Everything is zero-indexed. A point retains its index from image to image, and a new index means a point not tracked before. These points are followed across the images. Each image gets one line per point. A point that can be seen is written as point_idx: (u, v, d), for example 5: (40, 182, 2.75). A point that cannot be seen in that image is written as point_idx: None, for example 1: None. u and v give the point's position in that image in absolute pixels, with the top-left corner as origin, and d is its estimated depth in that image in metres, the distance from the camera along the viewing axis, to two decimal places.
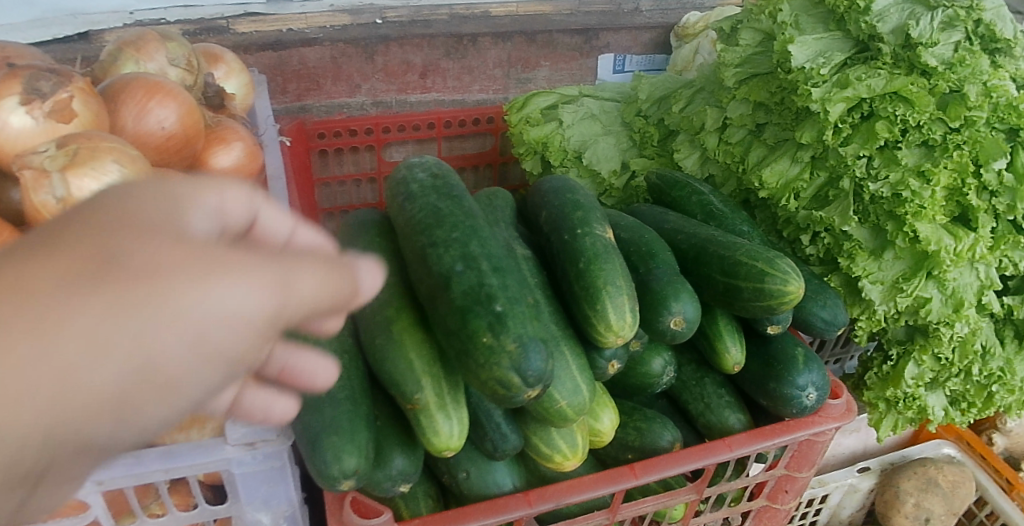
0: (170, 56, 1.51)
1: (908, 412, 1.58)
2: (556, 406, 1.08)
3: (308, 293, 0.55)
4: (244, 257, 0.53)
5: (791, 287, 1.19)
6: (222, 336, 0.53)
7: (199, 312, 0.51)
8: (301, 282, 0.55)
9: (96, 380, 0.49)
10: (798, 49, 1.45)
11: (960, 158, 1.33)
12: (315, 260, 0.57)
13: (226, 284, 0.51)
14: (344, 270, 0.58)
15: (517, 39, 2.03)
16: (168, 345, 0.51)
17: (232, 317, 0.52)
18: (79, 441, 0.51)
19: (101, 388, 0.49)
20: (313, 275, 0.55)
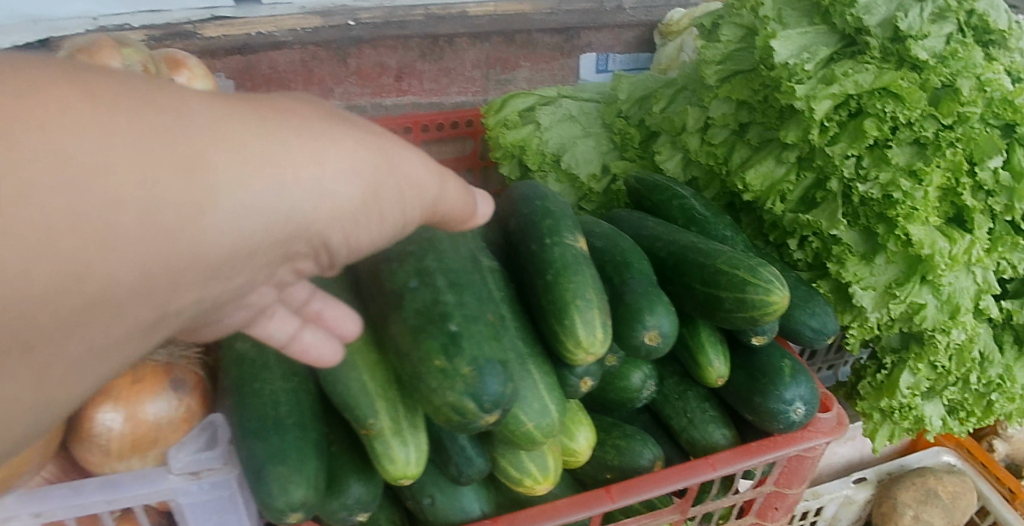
0: (125, 62, 1.45)
1: (904, 422, 1.51)
2: (522, 429, 1.02)
3: (464, 205, 0.77)
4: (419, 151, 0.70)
5: (774, 297, 1.12)
6: (406, 199, 0.69)
7: (404, 166, 0.67)
8: (451, 186, 0.75)
9: (336, 190, 0.60)
10: (781, 44, 1.38)
11: (954, 156, 1.26)
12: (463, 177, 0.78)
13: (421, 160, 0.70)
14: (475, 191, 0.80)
15: (495, 39, 1.97)
16: (378, 181, 0.64)
17: (416, 183, 0.69)
18: (297, 242, 0.61)
19: (335, 199, 0.60)
20: (457, 183, 0.75)
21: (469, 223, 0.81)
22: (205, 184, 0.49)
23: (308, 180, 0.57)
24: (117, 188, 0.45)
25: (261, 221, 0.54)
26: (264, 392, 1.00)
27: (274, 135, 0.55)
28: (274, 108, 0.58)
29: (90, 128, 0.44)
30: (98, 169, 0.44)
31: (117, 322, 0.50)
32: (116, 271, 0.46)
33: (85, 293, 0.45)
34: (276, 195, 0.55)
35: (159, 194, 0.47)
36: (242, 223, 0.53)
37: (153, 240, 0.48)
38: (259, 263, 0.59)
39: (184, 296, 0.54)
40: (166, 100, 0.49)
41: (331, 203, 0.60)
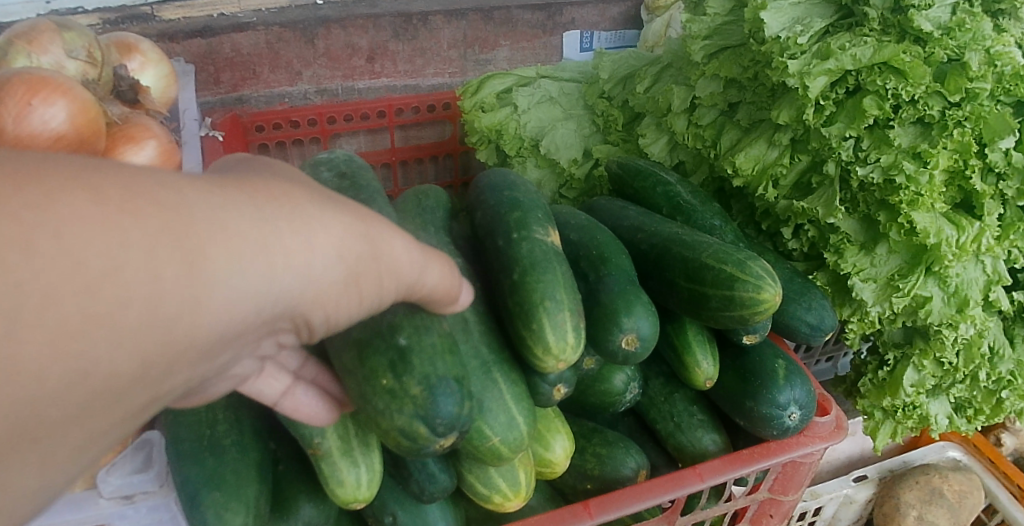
0: (67, 47, 1.35)
1: (908, 421, 1.42)
2: (488, 445, 0.92)
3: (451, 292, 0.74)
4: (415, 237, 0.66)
5: (766, 294, 1.03)
6: (392, 281, 0.64)
7: (399, 251, 0.63)
8: (443, 271, 0.71)
9: (326, 278, 0.56)
10: (772, 16, 1.26)
11: (962, 137, 1.16)
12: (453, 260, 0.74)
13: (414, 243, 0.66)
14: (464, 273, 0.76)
15: (472, 17, 1.86)
16: (369, 269, 0.60)
17: (408, 269, 0.65)
18: (285, 321, 0.56)
19: (323, 287, 0.56)
20: (443, 265, 0.70)
21: (453, 305, 0.76)
22: (202, 278, 0.45)
23: (299, 269, 0.52)
24: (123, 289, 0.41)
25: (248, 311, 0.50)
26: (201, 409, 0.91)
27: (267, 217, 0.50)
28: (262, 185, 0.53)
29: (68, 226, 0.38)
30: (98, 276, 0.39)
31: (114, 412, 0.45)
32: (118, 364, 0.42)
33: (79, 389, 0.41)
34: (264, 288, 0.50)
35: (147, 294, 0.42)
36: (232, 313, 0.48)
37: (135, 344, 0.43)
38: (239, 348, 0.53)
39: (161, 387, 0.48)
40: (154, 188, 0.43)
41: (320, 290, 0.56)
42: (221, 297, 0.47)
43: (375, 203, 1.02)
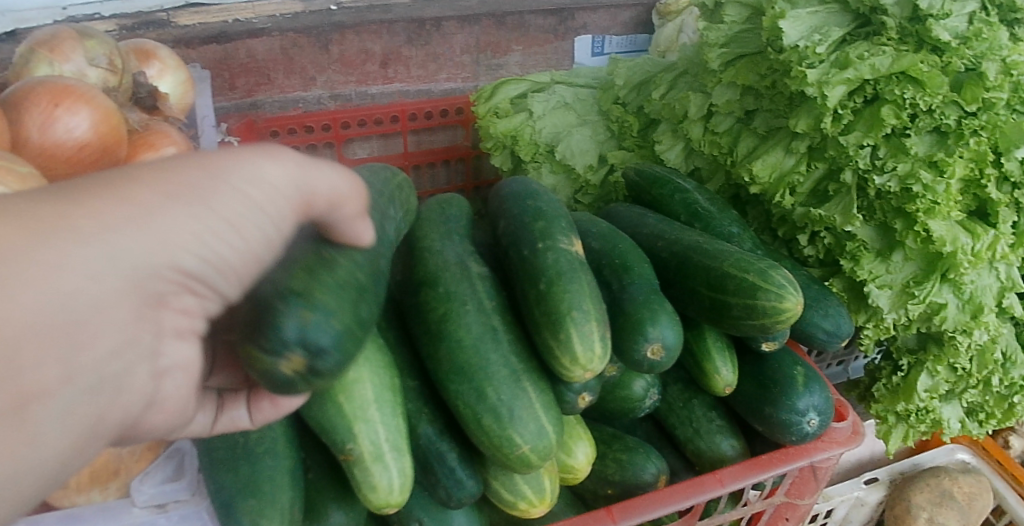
0: (88, 55, 1.36)
1: (921, 425, 1.43)
2: (517, 452, 0.93)
3: (348, 210, 0.71)
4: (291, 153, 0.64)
5: (788, 303, 1.05)
6: (279, 203, 0.63)
7: (281, 180, 0.62)
8: (336, 182, 0.68)
9: (222, 240, 0.59)
10: (790, 25, 1.28)
11: (978, 145, 1.17)
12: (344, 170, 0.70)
13: (292, 161, 0.63)
14: (359, 182, 0.72)
15: (485, 22, 1.86)
16: (258, 215, 0.61)
17: (298, 190, 0.64)
18: (163, 289, 0.56)
19: (223, 250, 0.60)
20: (327, 164, 0.67)
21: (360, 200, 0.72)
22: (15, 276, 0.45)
23: (191, 243, 0.56)
24: None
25: (156, 292, 0.55)
26: None
27: (69, 197, 0.50)
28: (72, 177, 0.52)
29: None
30: None
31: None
32: None
33: None
34: (98, 264, 0.49)
35: None
36: (71, 301, 0.48)
37: None
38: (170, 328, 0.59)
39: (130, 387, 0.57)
40: None
41: (217, 253, 0.59)
42: (128, 292, 0.52)
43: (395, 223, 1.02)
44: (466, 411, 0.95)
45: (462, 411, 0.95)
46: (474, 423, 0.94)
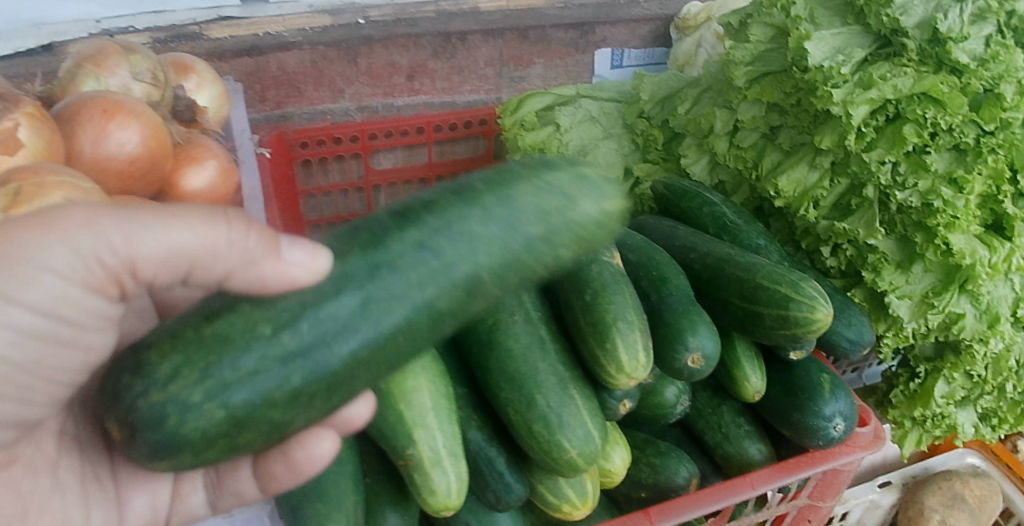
0: (133, 69, 1.39)
1: (936, 430, 1.48)
2: (566, 457, 0.97)
3: (231, 253, 0.71)
4: (105, 216, 0.67)
5: (819, 314, 1.09)
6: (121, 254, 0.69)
7: (96, 250, 0.68)
8: (184, 239, 0.69)
9: (74, 295, 0.71)
10: (815, 46, 1.35)
11: (995, 163, 1.23)
12: (195, 218, 0.70)
13: (115, 228, 0.67)
14: (250, 235, 0.71)
15: (508, 36, 1.91)
16: (92, 277, 0.70)
17: (126, 257, 0.69)
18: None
19: (81, 298, 0.72)
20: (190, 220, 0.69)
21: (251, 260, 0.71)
22: None
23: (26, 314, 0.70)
24: None
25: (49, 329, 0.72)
26: None
27: None
28: None
29: None
30: None
31: None
32: None
33: None
34: None
35: None
36: None
37: None
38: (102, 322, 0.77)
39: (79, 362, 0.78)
40: None
41: (77, 302, 0.72)
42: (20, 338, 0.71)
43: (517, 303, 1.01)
44: (516, 417, 0.99)
45: (512, 417, 1.00)
46: (524, 429, 0.99)
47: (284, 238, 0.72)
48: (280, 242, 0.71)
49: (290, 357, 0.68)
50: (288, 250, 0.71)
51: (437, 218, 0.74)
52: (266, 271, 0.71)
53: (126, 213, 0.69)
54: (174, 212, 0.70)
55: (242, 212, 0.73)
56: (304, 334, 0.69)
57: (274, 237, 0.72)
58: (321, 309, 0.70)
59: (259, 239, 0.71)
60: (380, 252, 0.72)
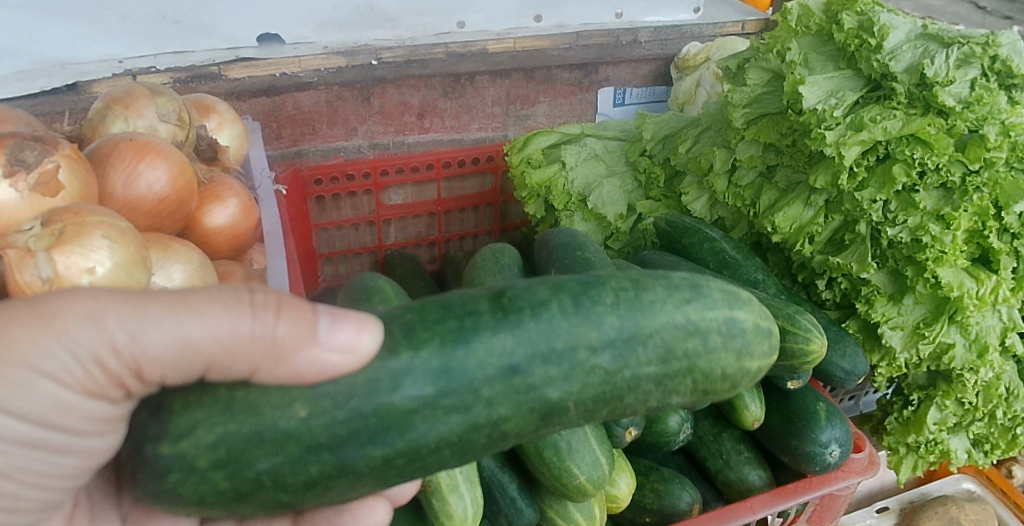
0: (160, 111, 1.44)
1: (930, 456, 1.53)
2: (574, 482, 1.03)
3: (261, 346, 0.70)
4: (111, 312, 0.68)
5: (814, 346, 1.15)
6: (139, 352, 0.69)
7: (97, 348, 0.68)
8: (201, 339, 0.69)
9: (70, 399, 0.72)
10: (809, 90, 1.45)
11: (980, 201, 1.30)
12: (213, 309, 0.69)
13: (119, 324, 0.68)
14: (268, 325, 0.70)
15: (515, 76, 2.01)
16: (90, 379, 0.71)
17: (131, 356, 0.69)
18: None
19: (77, 403, 0.72)
20: (211, 312, 0.69)
21: (272, 349, 0.71)
22: None
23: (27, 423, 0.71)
24: None
25: (46, 437, 0.73)
26: None
27: None
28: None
29: None
30: None
31: None
32: None
33: None
34: None
35: None
36: None
37: None
38: (103, 427, 0.75)
39: (78, 468, 0.77)
40: None
41: (74, 408, 0.72)
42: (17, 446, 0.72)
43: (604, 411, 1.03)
44: (528, 444, 1.04)
45: (524, 445, 1.05)
46: (536, 456, 1.04)
47: (321, 321, 0.72)
48: (318, 328, 0.71)
49: (317, 448, 0.74)
50: (328, 334, 0.72)
51: (536, 327, 0.80)
52: (300, 361, 0.72)
53: (136, 306, 0.69)
54: (190, 304, 0.69)
55: (271, 296, 0.72)
56: (341, 429, 0.74)
57: (310, 322, 0.72)
58: (365, 407, 0.75)
59: (290, 329, 0.71)
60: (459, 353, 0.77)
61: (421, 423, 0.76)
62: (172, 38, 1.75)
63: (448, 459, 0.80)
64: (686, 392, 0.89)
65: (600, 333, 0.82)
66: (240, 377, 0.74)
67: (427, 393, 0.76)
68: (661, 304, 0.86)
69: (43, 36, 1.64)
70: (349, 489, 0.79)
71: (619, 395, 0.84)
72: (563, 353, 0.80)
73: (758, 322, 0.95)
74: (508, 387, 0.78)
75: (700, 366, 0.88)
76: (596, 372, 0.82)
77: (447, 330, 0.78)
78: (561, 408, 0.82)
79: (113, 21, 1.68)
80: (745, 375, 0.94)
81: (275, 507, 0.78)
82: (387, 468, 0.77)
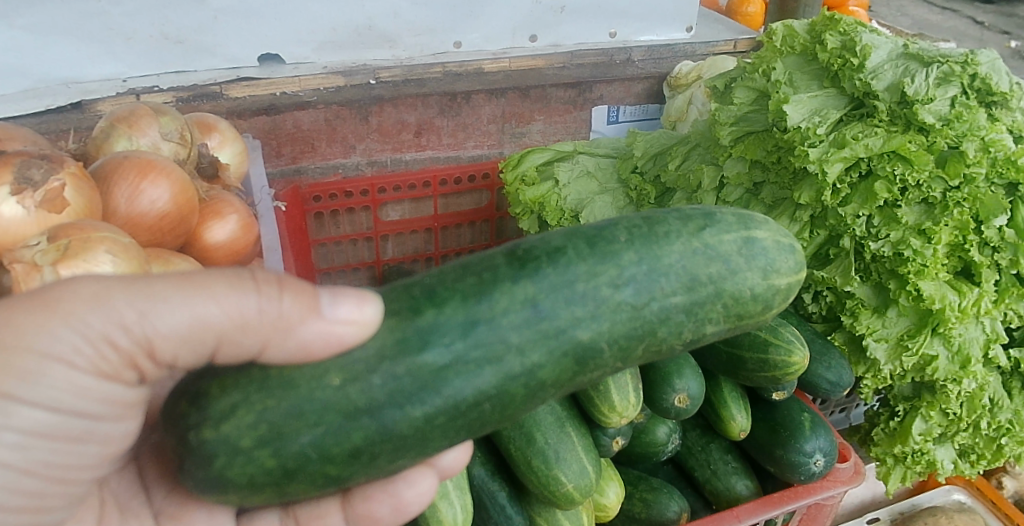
0: (163, 130, 1.48)
1: (917, 466, 1.55)
2: (562, 489, 1.07)
3: (268, 322, 0.75)
4: (119, 293, 0.72)
5: (796, 357, 1.22)
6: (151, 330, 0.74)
7: (107, 329, 0.73)
8: (210, 315, 0.74)
9: (84, 381, 0.76)
10: (794, 109, 1.49)
11: (961, 215, 1.33)
12: (219, 287, 0.74)
13: (127, 305, 0.72)
14: (274, 302, 0.75)
15: (511, 95, 2.06)
16: (102, 360, 0.75)
17: (142, 334, 0.74)
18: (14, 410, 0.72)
19: (92, 385, 0.77)
20: (218, 289, 0.74)
21: (277, 324, 0.76)
22: None
23: (45, 413, 0.75)
24: None
25: (64, 426, 0.77)
26: None
27: None
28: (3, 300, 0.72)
29: None
30: None
31: None
32: None
33: None
34: None
35: None
36: None
37: None
38: (119, 411, 0.82)
39: (97, 455, 0.84)
40: None
41: (93, 390, 0.77)
42: (37, 438, 0.75)
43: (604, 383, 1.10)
44: (516, 453, 1.08)
45: (513, 453, 1.09)
46: (524, 464, 1.08)
47: (324, 298, 0.77)
48: (321, 304, 0.77)
49: (356, 413, 0.78)
50: (331, 309, 0.77)
51: (556, 271, 0.87)
52: (306, 337, 0.77)
53: (144, 287, 0.73)
54: (195, 283, 0.73)
55: (273, 276, 0.77)
56: (378, 393, 0.79)
57: (312, 299, 0.77)
58: (399, 368, 0.80)
59: (294, 305, 0.76)
60: (481, 306, 0.83)
61: (456, 378, 0.81)
62: (175, 58, 1.81)
63: (488, 415, 0.84)
64: (718, 318, 0.96)
65: (620, 270, 0.90)
66: (246, 354, 0.78)
67: (460, 348, 0.81)
68: (678, 242, 0.94)
69: (49, 57, 1.70)
70: (397, 456, 0.82)
71: (653, 328, 0.91)
72: (586, 293, 0.87)
73: (777, 245, 1.02)
74: (537, 332, 0.84)
75: (727, 291, 0.95)
76: (622, 308, 0.89)
77: (469, 288, 0.85)
78: (597, 348, 0.88)
79: (118, 42, 1.74)
80: (775, 295, 1.00)
81: (325, 484, 0.81)
82: (429, 428, 0.81)
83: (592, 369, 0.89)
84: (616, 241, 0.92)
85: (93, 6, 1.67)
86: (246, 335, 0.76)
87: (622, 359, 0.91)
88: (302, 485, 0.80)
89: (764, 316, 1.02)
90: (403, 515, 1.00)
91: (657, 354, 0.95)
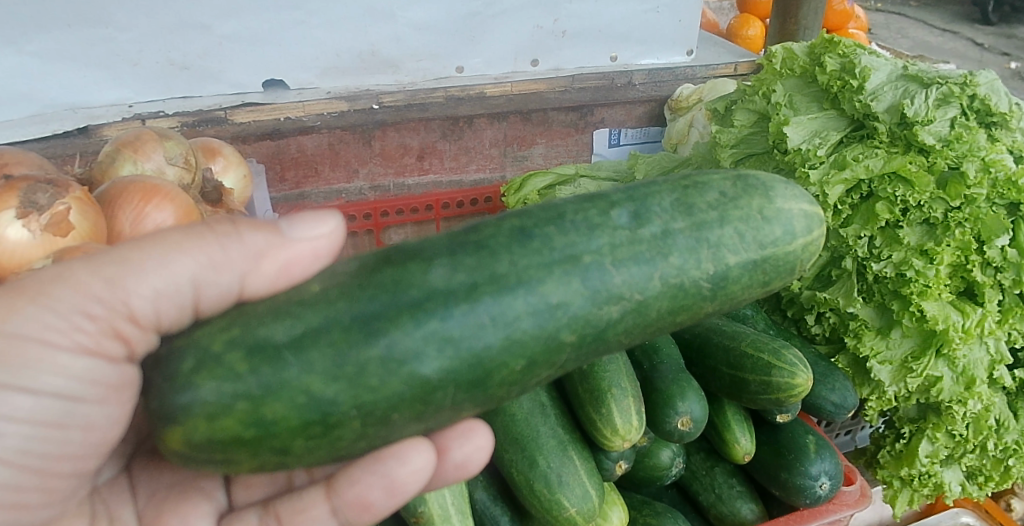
0: (167, 155, 1.48)
1: (924, 489, 1.51)
2: (564, 514, 1.06)
3: (235, 254, 0.79)
4: (83, 268, 0.76)
5: (799, 380, 1.21)
6: (127, 297, 0.77)
7: (78, 301, 0.76)
8: (178, 263, 0.78)
9: (63, 360, 0.77)
10: (793, 130, 1.51)
11: (962, 235, 1.34)
12: (177, 238, 0.78)
13: (92, 275, 0.76)
14: (234, 237, 0.80)
15: (512, 119, 2.07)
16: (77, 335, 0.77)
17: (116, 301, 0.77)
18: None
19: (70, 363, 0.77)
20: (177, 237, 0.78)
21: (246, 255, 0.80)
22: None
23: (22, 396, 0.75)
24: None
25: (43, 410, 0.77)
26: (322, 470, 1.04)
27: None
28: None
29: None
30: None
31: None
32: None
33: None
34: None
35: None
36: None
37: None
38: (101, 392, 0.79)
39: (81, 443, 0.81)
40: None
41: (65, 366, 0.77)
42: (13, 423, 0.75)
43: (606, 400, 1.10)
44: (519, 476, 1.08)
45: (515, 477, 1.08)
46: (526, 488, 1.07)
47: (282, 222, 0.82)
48: (280, 227, 0.82)
49: (348, 358, 0.76)
50: (292, 229, 0.82)
51: (544, 212, 0.89)
52: (280, 258, 0.81)
53: (105, 257, 0.77)
54: (156, 242, 0.78)
55: (224, 219, 0.81)
56: (365, 327, 0.77)
57: (271, 225, 0.82)
58: (391, 307, 0.78)
59: (254, 232, 0.80)
60: (464, 248, 0.84)
61: (448, 310, 0.79)
62: (180, 84, 1.83)
63: (493, 353, 0.81)
64: (739, 248, 0.93)
65: (611, 203, 0.91)
66: (230, 300, 0.82)
67: (448, 275, 0.81)
68: (666, 187, 0.95)
69: (56, 82, 1.73)
70: (396, 419, 0.79)
71: (662, 251, 0.89)
72: (577, 221, 0.88)
73: (776, 179, 1.01)
74: (533, 268, 0.83)
75: (734, 217, 0.94)
76: (619, 232, 0.88)
77: (456, 231, 0.87)
78: (601, 272, 0.85)
79: (124, 68, 1.76)
80: (794, 220, 0.98)
81: (322, 451, 0.80)
82: (430, 380, 0.78)
83: (608, 301, 0.86)
84: (614, 195, 0.94)
85: (100, 33, 1.70)
86: (220, 275, 0.79)
87: (641, 290, 0.87)
88: (281, 404, 0.75)
89: (792, 246, 0.98)
90: (396, 500, 0.91)
91: (684, 296, 0.90)
